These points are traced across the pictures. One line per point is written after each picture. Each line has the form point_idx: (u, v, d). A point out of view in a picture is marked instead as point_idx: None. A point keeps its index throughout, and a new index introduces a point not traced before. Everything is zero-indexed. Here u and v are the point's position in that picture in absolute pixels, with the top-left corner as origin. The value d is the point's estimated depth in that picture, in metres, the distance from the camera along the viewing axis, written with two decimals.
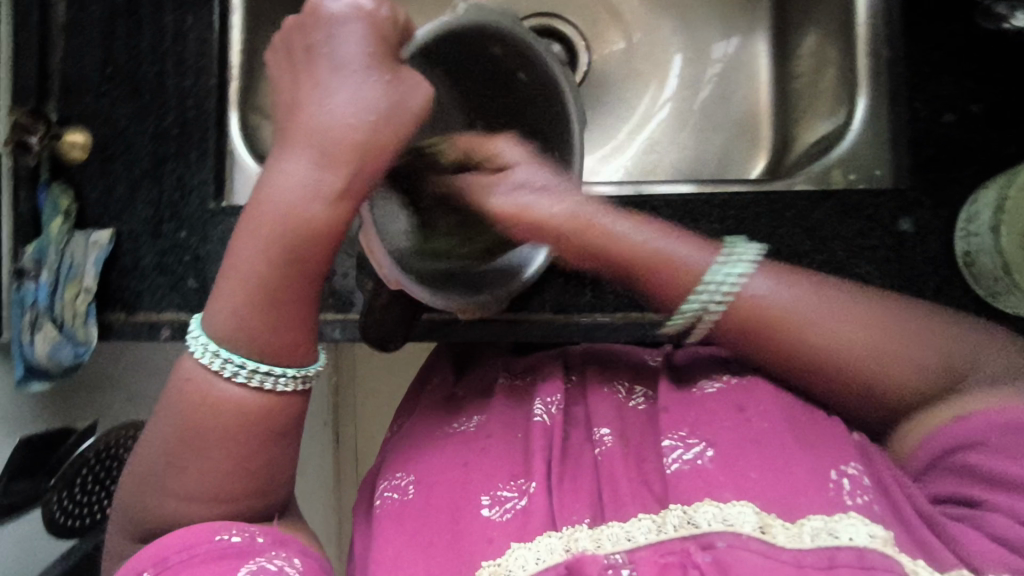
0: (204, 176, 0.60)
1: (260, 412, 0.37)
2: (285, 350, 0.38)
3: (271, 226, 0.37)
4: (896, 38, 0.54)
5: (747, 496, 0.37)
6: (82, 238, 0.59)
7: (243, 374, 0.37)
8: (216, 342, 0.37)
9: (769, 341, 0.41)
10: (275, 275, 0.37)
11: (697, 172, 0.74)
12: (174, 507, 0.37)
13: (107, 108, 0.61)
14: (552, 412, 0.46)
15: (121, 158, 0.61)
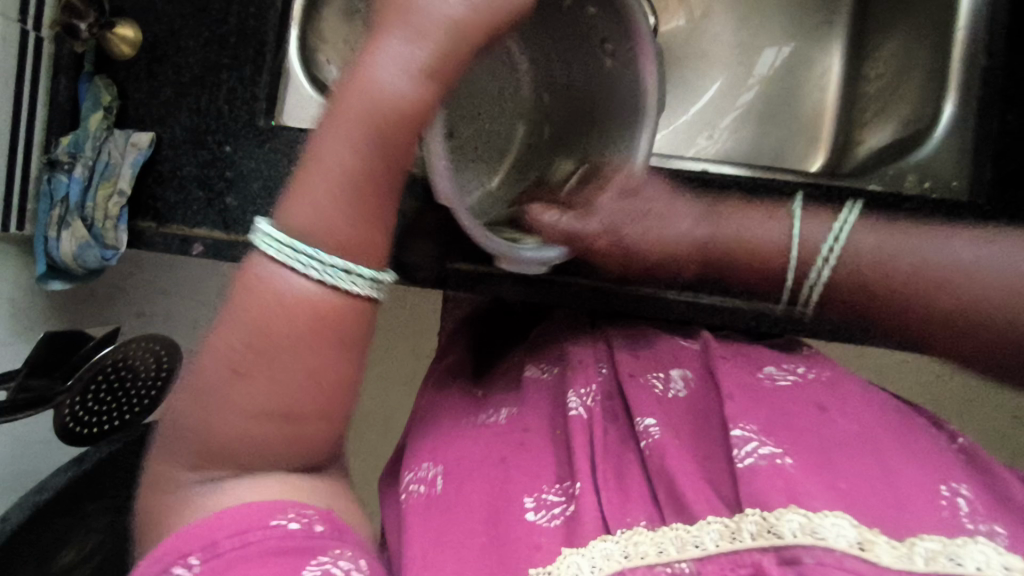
0: (256, 92, 0.57)
1: (332, 312, 0.33)
2: (360, 247, 0.34)
3: (359, 110, 0.34)
4: (997, 48, 0.53)
5: (839, 505, 0.32)
6: (121, 137, 0.56)
7: (317, 270, 0.33)
8: (289, 235, 0.33)
9: (876, 289, 0.43)
10: (360, 163, 0.34)
11: (751, 159, 0.72)
12: (234, 430, 0.33)
13: (161, 4, 0.58)
14: (589, 405, 0.42)
15: (170, 59, 0.58)
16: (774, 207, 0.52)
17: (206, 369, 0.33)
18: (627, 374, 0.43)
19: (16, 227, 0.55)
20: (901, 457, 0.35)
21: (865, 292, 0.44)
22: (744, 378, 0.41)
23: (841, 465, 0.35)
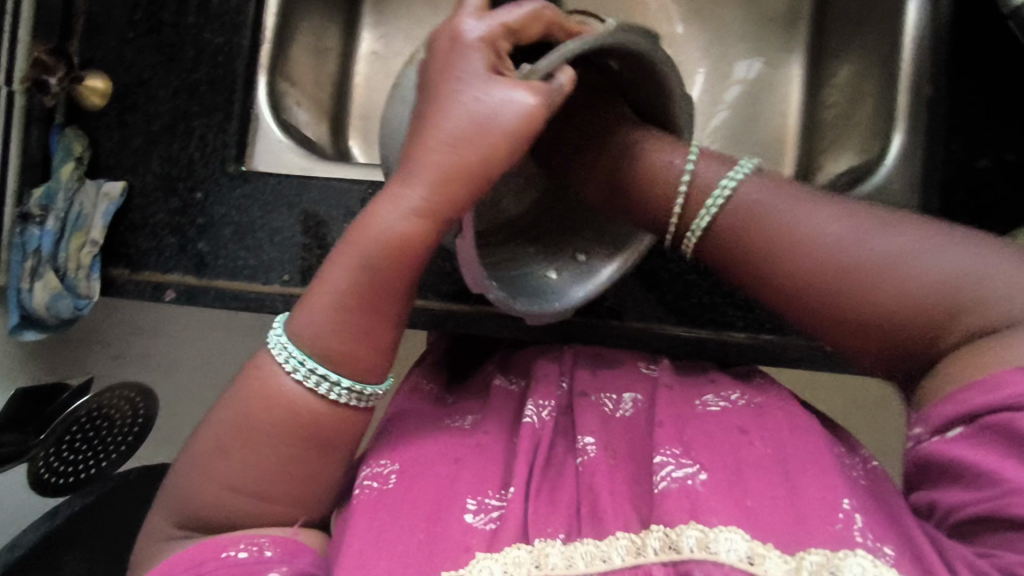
0: (226, 139, 0.58)
1: (313, 416, 0.38)
2: (347, 359, 0.38)
3: (369, 241, 0.37)
4: (940, 76, 0.54)
5: (736, 521, 0.33)
6: (93, 187, 0.57)
7: (301, 373, 0.37)
8: (293, 342, 0.38)
9: (745, 249, 0.40)
10: (353, 288, 0.38)
11: None
12: (217, 498, 0.38)
13: (131, 57, 0.59)
14: (542, 416, 0.43)
15: (139, 109, 0.59)
16: None
17: (207, 439, 0.39)
18: (576, 395, 0.44)
19: None
20: (824, 475, 0.35)
21: (744, 249, 0.40)
22: (679, 407, 0.42)
23: (751, 483, 0.35)
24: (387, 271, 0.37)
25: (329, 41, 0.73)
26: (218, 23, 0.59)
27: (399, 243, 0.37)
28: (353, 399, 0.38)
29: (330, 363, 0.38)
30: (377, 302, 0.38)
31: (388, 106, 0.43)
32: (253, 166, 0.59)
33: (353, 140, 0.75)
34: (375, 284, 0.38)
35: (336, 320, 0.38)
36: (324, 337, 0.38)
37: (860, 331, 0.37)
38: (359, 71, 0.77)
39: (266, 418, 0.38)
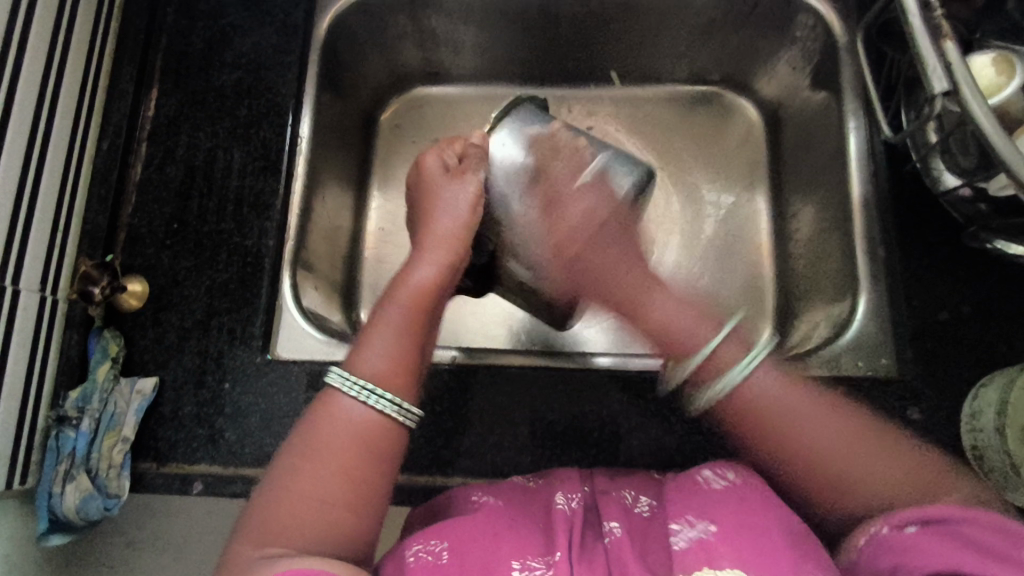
0: (253, 331, 0.63)
1: (375, 431, 0.44)
2: (390, 377, 0.46)
3: (405, 297, 0.50)
4: (890, 240, 0.61)
5: (744, 563, 0.37)
6: (127, 385, 0.61)
7: (363, 397, 0.44)
8: (354, 377, 0.45)
9: (758, 435, 0.45)
10: (406, 323, 0.49)
11: None
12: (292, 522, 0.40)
13: (168, 262, 0.65)
14: (573, 506, 0.48)
15: (173, 307, 0.64)
16: None
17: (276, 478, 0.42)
18: (602, 492, 0.50)
19: (18, 483, 0.56)
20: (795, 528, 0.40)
21: (751, 425, 0.45)
22: (682, 484, 0.45)
23: (752, 538, 0.39)
24: (421, 308, 0.50)
25: (343, 226, 0.81)
26: (247, 227, 0.66)
27: (429, 282, 0.52)
28: (398, 413, 0.44)
29: (382, 386, 0.45)
30: (421, 325, 0.50)
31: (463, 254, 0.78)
32: (279, 356, 0.62)
33: (364, 310, 0.81)
34: (418, 312, 0.50)
35: (393, 348, 0.48)
36: (381, 366, 0.46)
37: (840, 485, 0.42)
38: (367, 246, 0.84)
39: (342, 445, 0.43)
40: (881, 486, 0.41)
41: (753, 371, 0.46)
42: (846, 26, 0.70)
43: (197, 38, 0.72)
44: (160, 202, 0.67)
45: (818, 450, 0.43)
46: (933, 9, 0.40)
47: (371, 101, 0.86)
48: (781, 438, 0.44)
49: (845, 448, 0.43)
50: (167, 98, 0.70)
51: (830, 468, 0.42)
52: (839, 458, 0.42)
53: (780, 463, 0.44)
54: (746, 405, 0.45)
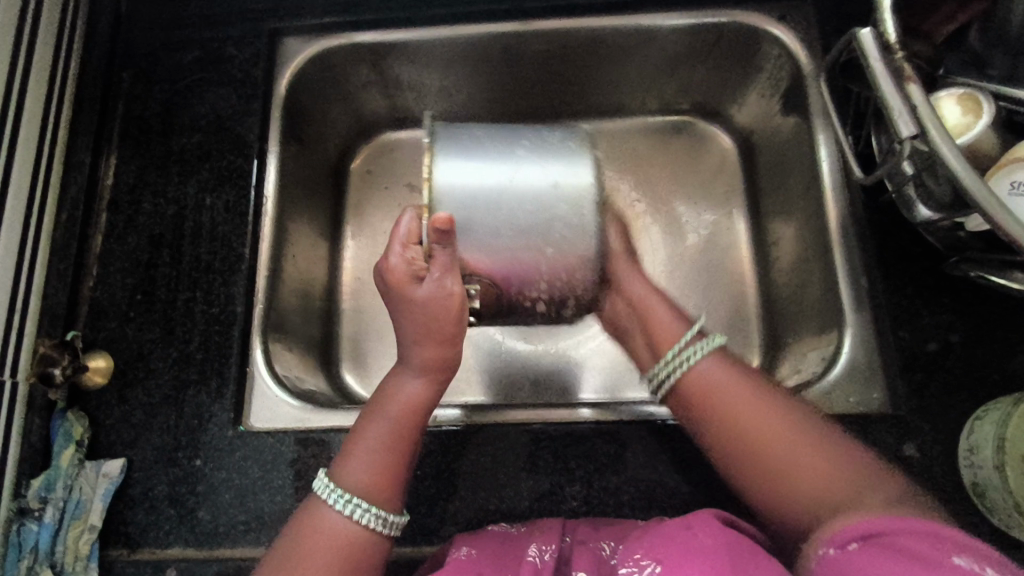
0: (224, 402, 0.60)
1: (358, 537, 0.47)
2: (376, 488, 0.49)
3: (394, 407, 0.53)
4: (872, 269, 0.60)
5: None
6: (93, 469, 0.58)
7: (340, 504, 0.48)
8: (336, 485, 0.49)
9: (706, 416, 0.51)
10: (399, 426, 0.52)
11: None
12: None
13: (133, 334, 0.63)
14: (544, 558, 0.47)
15: (140, 382, 0.61)
16: None
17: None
18: (575, 543, 0.48)
19: None
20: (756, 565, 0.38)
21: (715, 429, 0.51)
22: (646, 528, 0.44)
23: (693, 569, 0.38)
24: (409, 420, 0.52)
25: (316, 280, 0.79)
26: (214, 294, 0.64)
27: (417, 400, 0.53)
28: (377, 522, 0.48)
29: (367, 500, 0.48)
30: (410, 431, 0.52)
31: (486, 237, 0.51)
32: (252, 426, 0.60)
33: (343, 366, 0.78)
34: (404, 429, 0.52)
35: (378, 456, 0.51)
36: (364, 477, 0.49)
37: (794, 496, 0.46)
38: (345, 297, 0.82)
39: (324, 549, 0.46)
40: (819, 480, 0.45)
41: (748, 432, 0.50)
42: (810, 53, 0.70)
43: (156, 102, 0.71)
44: (124, 273, 0.65)
45: (775, 443, 0.48)
46: (893, 49, 0.39)
47: (341, 150, 0.85)
48: (734, 434, 0.50)
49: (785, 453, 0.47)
50: (127, 165, 0.69)
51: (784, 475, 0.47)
52: (793, 468, 0.47)
53: (748, 449, 0.49)
54: (705, 399, 0.52)
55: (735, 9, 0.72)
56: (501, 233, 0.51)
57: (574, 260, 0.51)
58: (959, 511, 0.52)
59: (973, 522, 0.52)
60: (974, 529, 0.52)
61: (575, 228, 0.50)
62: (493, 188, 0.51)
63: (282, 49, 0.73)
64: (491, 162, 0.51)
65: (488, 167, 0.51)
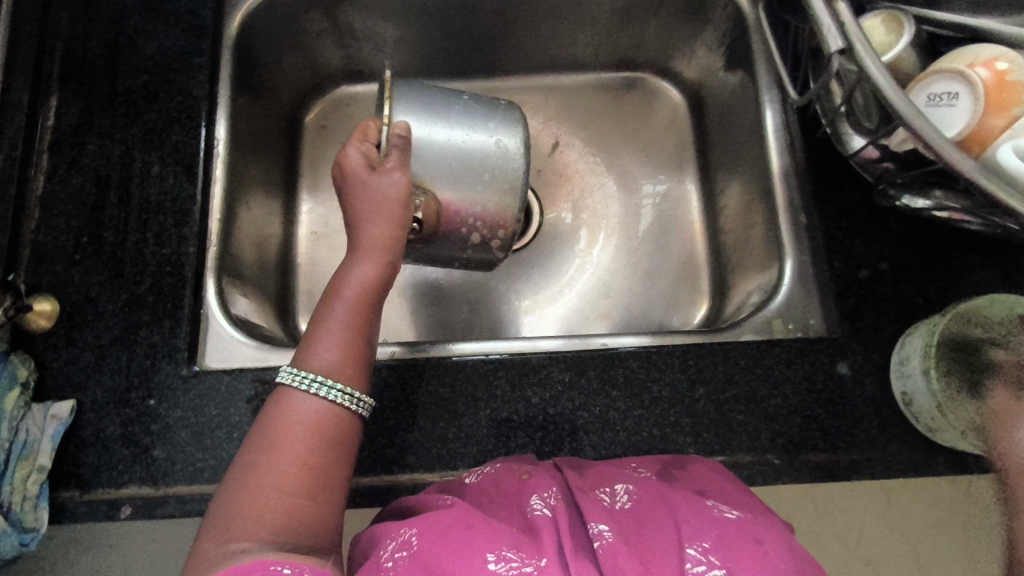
0: (178, 343, 0.59)
1: (331, 417, 0.46)
2: (339, 371, 0.48)
3: (350, 292, 0.52)
4: (810, 206, 0.64)
5: None
6: (40, 411, 0.57)
7: (305, 384, 0.46)
8: (297, 368, 0.48)
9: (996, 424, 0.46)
10: (356, 310, 0.52)
11: (647, 315, 0.80)
12: (244, 525, 0.41)
13: (80, 276, 0.61)
14: (551, 506, 0.45)
15: (88, 325, 0.60)
16: (670, 370, 0.59)
17: (235, 479, 0.43)
18: (580, 492, 0.46)
19: None
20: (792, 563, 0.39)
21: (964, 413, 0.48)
22: (694, 507, 0.43)
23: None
24: (365, 304, 0.52)
25: (271, 231, 0.78)
26: (164, 235, 0.62)
27: (367, 285, 0.53)
28: (346, 400, 0.47)
29: (335, 379, 0.48)
30: (369, 312, 0.53)
31: (441, 182, 0.60)
32: (207, 366, 0.60)
33: (301, 317, 0.78)
34: (360, 310, 0.52)
35: (340, 338, 0.50)
36: (333, 357, 0.49)
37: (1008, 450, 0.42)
38: (301, 249, 0.81)
39: (301, 439, 0.45)
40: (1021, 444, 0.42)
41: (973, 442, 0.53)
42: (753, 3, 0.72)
43: (96, 41, 0.68)
44: (68, 216, 0.63)
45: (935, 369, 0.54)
46: None
47: (295, 103, 0.84)
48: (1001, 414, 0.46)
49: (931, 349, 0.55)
50: (67, 107, 0.66)
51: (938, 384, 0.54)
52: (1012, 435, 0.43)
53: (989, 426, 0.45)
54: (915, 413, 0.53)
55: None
56: (447, 172, 0.60)
57: (500, 202, 0.61)
58: (886, 422, 0.56)
59: (898, 432, 0.56)
60: (898, 438, 0.56)
61: (502, 174, 0.61)
62: (444, 134, 0.60)
63: None
64: (443, 121, 0.61)
65: (438, 116, 0.61)
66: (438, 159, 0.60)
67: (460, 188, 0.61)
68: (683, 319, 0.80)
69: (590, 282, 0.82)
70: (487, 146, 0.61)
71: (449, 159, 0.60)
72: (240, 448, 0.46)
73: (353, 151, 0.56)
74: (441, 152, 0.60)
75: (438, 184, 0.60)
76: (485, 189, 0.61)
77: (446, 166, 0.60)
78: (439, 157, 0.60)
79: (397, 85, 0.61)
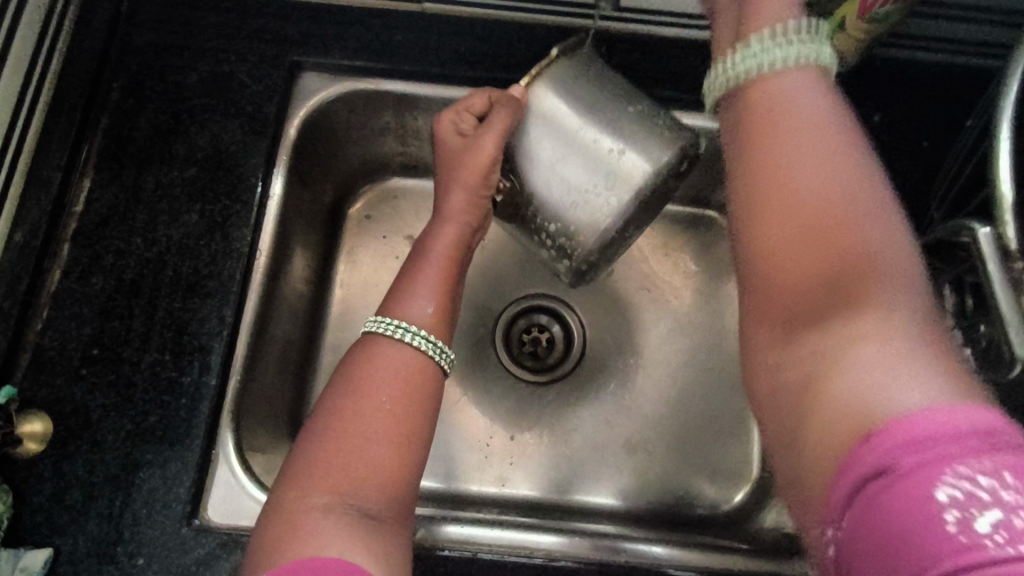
0: (180, 494, 0.52)
1: (416, 365, 0.49)
2: (420, 373, 0.49)
3: (433, 257, 0.55)
4: None
5: None
6: (8, 561, 0.49)
7: (397, 331, 0.50)
8: (391, 319, 0.51)
9: None
10: (444, 275, 0.55)
11: (677, 481, 0.72)
12: (319, 470, 0.43)
13: (82, 395, 0.54)
14: None
15: (82, 455, 0.52)
16: None
17: (319, 420, 0.46)
18: None
19: None
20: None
21: None
22: None
23: None
24: (453, 264, 0.56)
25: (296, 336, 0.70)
26: (185, 360, 0.55)
27: (452, 240, 0.56)
28: (431, 349, 0.50)
29: (427, 333, 0.51)
30: (454, 277, 0.56)
31: (549, 173, 0.51)
32: (210, 521, 0.52)
33: None
34: (448, 271, 0.55)
35: (431, 297, 0.53)
36: (424, 315, 0.52)
37: None
38: None
39: (388, 379, 0.48)
40: None
41: (803, 68, 0.37)
42: None
43: (146, 121, 0.62)
44: (80, 320, 0.56)
45: (806, 196, 0.34)
46: (1020, 264, 0.35)
47: (339, 192, 0.75)
48: None
49: (802, 366, 0.32)
50: (100, 192, 0.59)
51: (846, 282, 0.32)
52: None
53: None
54: (757, 95, 0.37)
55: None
56: (562, 146, 0.50)
57: (587, 228, 0.50)
58: None
59: None
60: None
61: (603, 199, 0.49)
62: (576, 119, 0.50)
63: (299, 85, 0.65)
64: (589, 111, 0.50)
65: (582, 108, 0.50)
66: (566, 102, 0.51)
67: (559, 192, 0.50)
68: (716, 492, 0.72)
69: (619, 432, 0.74)
70: (624, 166, 0.49)
71: (574, 140, 0.50)
72: (328, 385, 0.49)
73: (448, 123, 0.57)
74: (571, 124, 0.50)
75: (539, 183, 0.51)
76: (594, 153, 0.50)
77: (561, 159, 0.50)
78: (562, 144, 0.50)
79: (577, 63, 0.52)
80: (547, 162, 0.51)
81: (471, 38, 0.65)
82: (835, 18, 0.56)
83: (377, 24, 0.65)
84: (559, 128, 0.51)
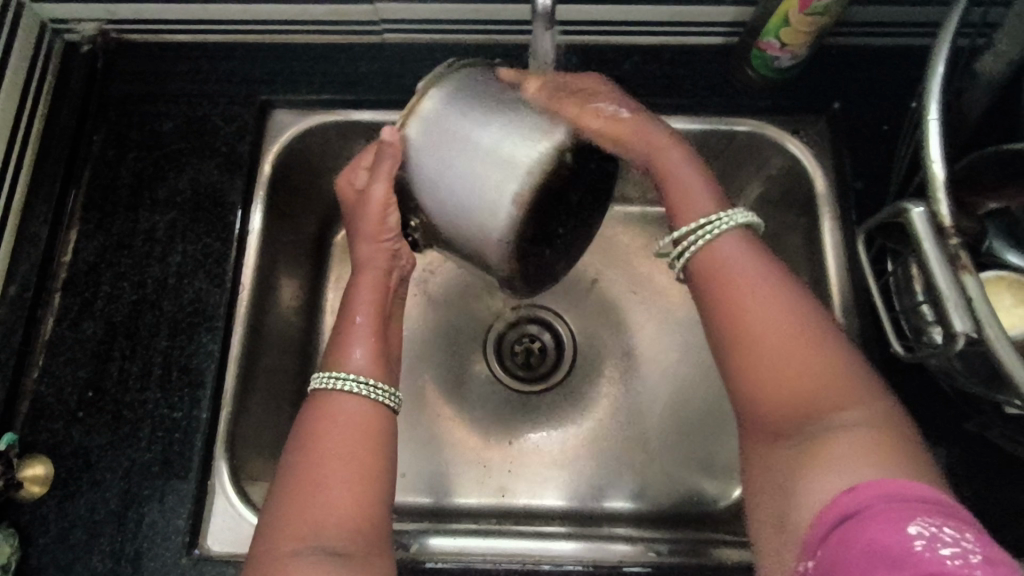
0: (177, 525, 0.54)
1: (366, 415, 0.47)
2: (371, 416, 0.48)
3: (358, 307, 0.52)
4: None
5: None
6: None
7: (338, 385, 0.48)
8: (331, 371, 0.49)
9: None
10: (377, 323, 0.52)
11: (673, 478, 0.73)
12: (283, 529, 0.43)
13: (79, 437, 0.56)
14: None
15: (83, 495, 0.54)
16: None
17: (281, 478, 0.45)
18: None
19: None
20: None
21: None
22: None
23: None
24: (381, 310, 0.53)
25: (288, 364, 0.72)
26: (175, 396, 0.57)
27: (375, 289, 0.53)
28: (378, 395, 0.48)
29: (366, 378, 0.49)
30: (384, 315, 0.53)
31: (442, 212, 0.48)
32: (209, 550, 0.54)
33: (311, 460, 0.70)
34: (378, 319, 0.52)
35: (364, 355, 0.50)
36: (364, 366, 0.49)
37: None
38: None
39: (343, 427, 0.47)
40: None
41: (729, 231, 0.47)
42: (838, 164, 0.64)
43: (126, 170, 0.64)
44: (74, 365, 0.58)
45: (789, 317, 0.44)
46: (947, 235, 0.39)
47: (321, 221, 0.75)
48: None
49: (812, 430, 0.41)
50: (87, 241, 0.62)
51: (823, 374, 0.42)
52: None
53: None
54: (707, 275, 0.46)
55: (760, 119, 0.65)
56: (448, 180, 0.47)
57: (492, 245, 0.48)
58: None
59: None
60: None
61: (489, 226, 0.47)
62: (452, 153, 0.47)
63: (271, 123, 0.67)
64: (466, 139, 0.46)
65: (456, 138, 0.47)
66: (441, 139, 0.47)
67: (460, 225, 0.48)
68: (714, 487, 0.72)
69: (612, 435, 0.75)
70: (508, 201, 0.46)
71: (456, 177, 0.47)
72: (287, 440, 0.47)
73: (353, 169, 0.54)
74: (450, 162, 0.47)
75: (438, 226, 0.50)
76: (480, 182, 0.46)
77: (448, 198, 0.48)
78: (447, 181, 0.47)
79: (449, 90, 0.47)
80: (438, 204, 0.48)
81: (433, 63, 0.68)
82: (777, 15, 0.57)
83: (343, 58, 0.68)
84: (436, 166, 0.48)
